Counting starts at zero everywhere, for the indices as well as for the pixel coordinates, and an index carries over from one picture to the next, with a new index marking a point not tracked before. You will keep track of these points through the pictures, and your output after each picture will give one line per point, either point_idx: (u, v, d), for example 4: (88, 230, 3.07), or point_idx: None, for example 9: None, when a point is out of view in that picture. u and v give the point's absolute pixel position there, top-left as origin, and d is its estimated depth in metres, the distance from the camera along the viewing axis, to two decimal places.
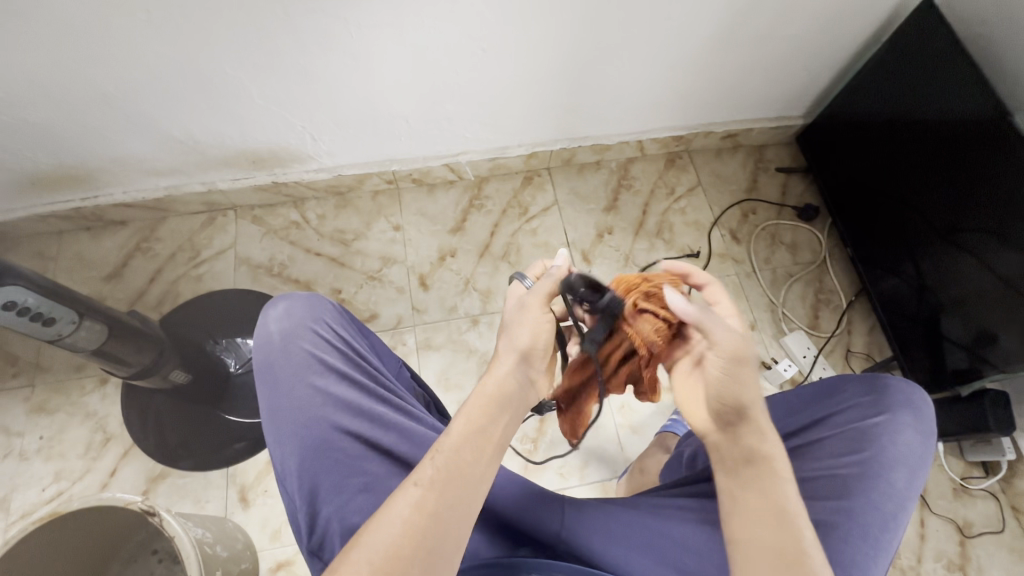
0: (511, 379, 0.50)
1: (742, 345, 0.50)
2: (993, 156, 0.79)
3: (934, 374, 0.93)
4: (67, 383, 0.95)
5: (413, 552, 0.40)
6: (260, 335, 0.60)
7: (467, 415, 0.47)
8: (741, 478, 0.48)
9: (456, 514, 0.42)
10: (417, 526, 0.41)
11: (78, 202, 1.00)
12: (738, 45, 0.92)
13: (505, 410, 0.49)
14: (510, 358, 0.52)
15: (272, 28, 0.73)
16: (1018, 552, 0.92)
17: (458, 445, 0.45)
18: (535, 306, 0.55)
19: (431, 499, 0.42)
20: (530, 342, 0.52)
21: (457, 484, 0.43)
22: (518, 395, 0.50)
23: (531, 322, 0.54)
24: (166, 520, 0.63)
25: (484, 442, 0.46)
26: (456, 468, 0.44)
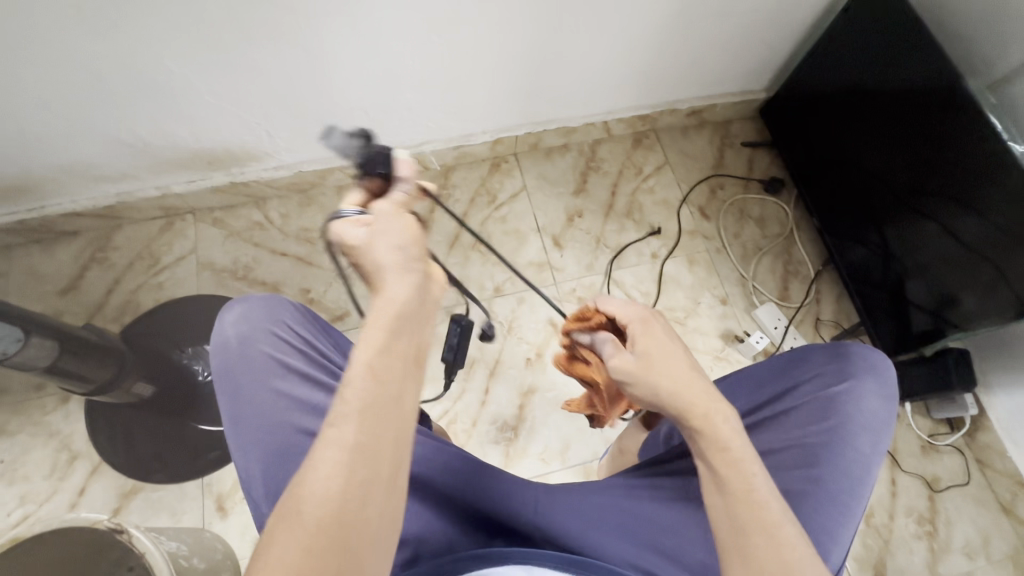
0: (409, 291, 0.43)
1: (622, 364, 0.53)
2: (951, 125, 0.80)
3: (898, 337, 0.96)
4: (26, 403, 0.91)
5: (352, 496, 0.36)
6: (216, 340, 0.58)
7: (369, 339, 0.40)
8: (706, 460, 0.47)
9: (389, 445, 0.38)
10: (348, 470, 0.37)
11: (23, 214, 0.96)
12: (696, 20, 0.91)
13: (410, 323, 0.43)
14: (397, 268, 0.44)
15: (213, 20, 0.70)
16: (983, 503, 0.96)
17: (368, 373, 0.39)
18: (387, 214, 0.47)
19: (354, 437, 0.37)
20: (399, 250, 0.44)
21: (380, 414, 0.39)
22: (420, 299, 0.44)
23: (394, 226, 0.46)
24: (135, 537, 0.62)
25: (396, 359, 0.41)
26: (374, 401, 0.39)
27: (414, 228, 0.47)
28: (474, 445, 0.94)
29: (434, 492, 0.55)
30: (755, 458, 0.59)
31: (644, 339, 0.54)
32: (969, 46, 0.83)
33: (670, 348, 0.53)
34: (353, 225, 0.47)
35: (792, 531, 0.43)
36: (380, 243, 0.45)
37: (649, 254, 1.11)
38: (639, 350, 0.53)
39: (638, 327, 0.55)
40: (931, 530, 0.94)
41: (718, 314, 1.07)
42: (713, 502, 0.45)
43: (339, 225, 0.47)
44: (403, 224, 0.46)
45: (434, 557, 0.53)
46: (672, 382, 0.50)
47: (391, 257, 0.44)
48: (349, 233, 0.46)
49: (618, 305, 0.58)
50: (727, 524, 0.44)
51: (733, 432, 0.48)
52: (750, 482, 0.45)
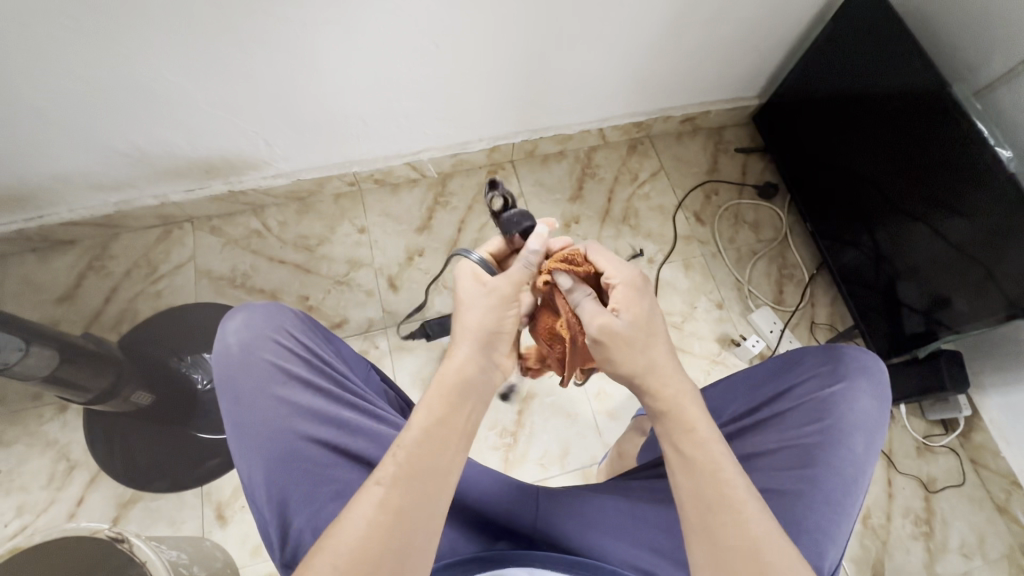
0: (475, 365, 0.49)
1: (610, 325, 0.52)
2: (938, 130, 0.82)
3: (892, 340, 0.97)
4: (23, 413, 0.91)
5: (379, 553, 0.40)
6: (217, 348, 0.59)
7: (427, 407, 0.46)
8: (672, 441, 0.49)
9: (424, 511, 0.42)
10: (382, 527, 0.41)
11: (21, 223, 0.96)
12: (689, 29, 0.93)
13: (469, 396, 0.48)
14: (472, 341, 0.51)
15: (213, 32, 0.71)
16: (978, 503, 0.97)
17: (420, 439, 0.45)
18: (506, 292, 0.53)
19: (396, 497, 0.42)
20: (488, 324, 0.51)
21: (421, 481, 0.43)
22: (484, 375, 0.50)
23: (498, 303, 0.53)
24: (136, 546, 0.61)
25: (447, 430, 0.46)
26: (420, 465, 0.44)
27: (510, 312, 0.53)
28: (473, 451, 0.95)
29: None
30: (751, 460, 0.60)
31: (630, 306, 0.54)
32: (955, 53, 0.85)
33: (655, 319, 0.54)
34: (474, 282, 0.54)
35: (754, 509, 0.45)
36: (481, 313, 0.52)
37: (644, 259, 1.12)
38: (627, 316, 0.53)
39: (624, 291, 0.54)
40: (928, 531, 0.94)
41: (714, 318, 1.08)
42: (678, 482, 0.47)
43: (465, 265, 0.56)
44: (497, 299, 0.53)
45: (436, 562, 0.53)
46: (649, 357, 0.51)
47: (479, 330, 0.51)
48: (465, 287, 0.54)
49: (610, 262, 0.57)
50: (695, 504, 0.45)
51: (699, 415, 0.50)
52: (716, 462, 0.47)
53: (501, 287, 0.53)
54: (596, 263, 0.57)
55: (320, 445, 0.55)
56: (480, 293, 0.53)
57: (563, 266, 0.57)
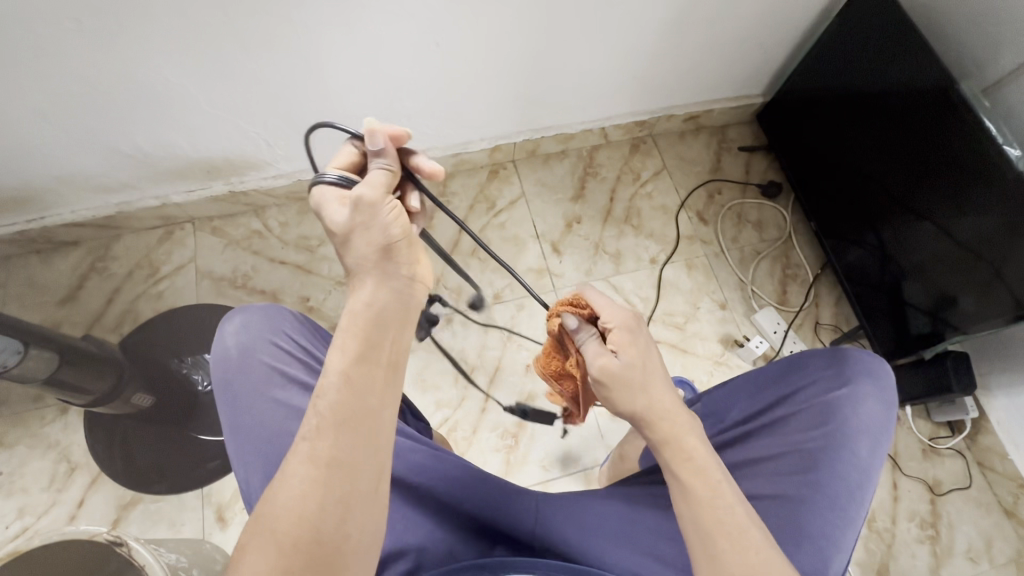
0: (384, 293, 0.45)
1: (608, 365, 0.52)
2: (944, 127, 0.81)
3: (897, 339, 0.96)
4: (25, 414, 0.91)
5: (320, 506, 0.39)
6: (217, 351, 0.58)
7: (341, 348, 0.43)
8: (673, 469, 0.48)
9: (359, 456, 0.41)
10: (316, 481, 0.40)
11: (24, 225, 0.96)
12: (692, 27, 0.92)
13: (386, 326, 0.45)
14: (371, 273, 0.46)
15: (215, 35, 0.71)
16: (985, 506, 0.96)
17: (340, 384, 0.42)
18: (375, 201, 0.46)
19: (325, 447, 0.41)
20: (382, 244, 0.46)
21: (350, 425, 0.41)
22: (395, 298, 0.46)
23: (380, 219, 0.46)
24: (136, 550, 0.61)
25: (370, 371, 0.43)
26: (342, 412, 0.42)
27: (393, 221, 0.46)
28: (475, 453, 0.94)
29: (436, 502, 0.55)
30: (754, 465, 0.59)
31: (628, 347, 0.53)
32: (961, 51, 0.84)
33: (655, 360, 0.53)
34: (336, 206, 0.47)
35: (754, 533, 0.44)
36: (364, 239, 0.45)
37: (647, 260, 1.11)
38: (626, 355, 0.52)
39: (623, 334, 0.54)
40: (934, 534, 0.93)
41: (717, 318, 1.07)
42: (680, 511, 0.46)
43: (321, 190, 0.48)
44: (377, 214, 0.46)
45: (437, 567, 0.52)
46: (649, 399, 0.51)
47: (369, 255, 0.46)
48: (331, 213, 0.47)
49: (604, 304, 0.57)
50: (695, 531, 0.45)
51: (698, 442, 0.49)
52: (714, 488, 0.46)
53: (363, 195, 0.46)
54: (592, 303, 0.58)
55: None
56: (348, 216, 0.46)
57: (569, 308, 0.60)
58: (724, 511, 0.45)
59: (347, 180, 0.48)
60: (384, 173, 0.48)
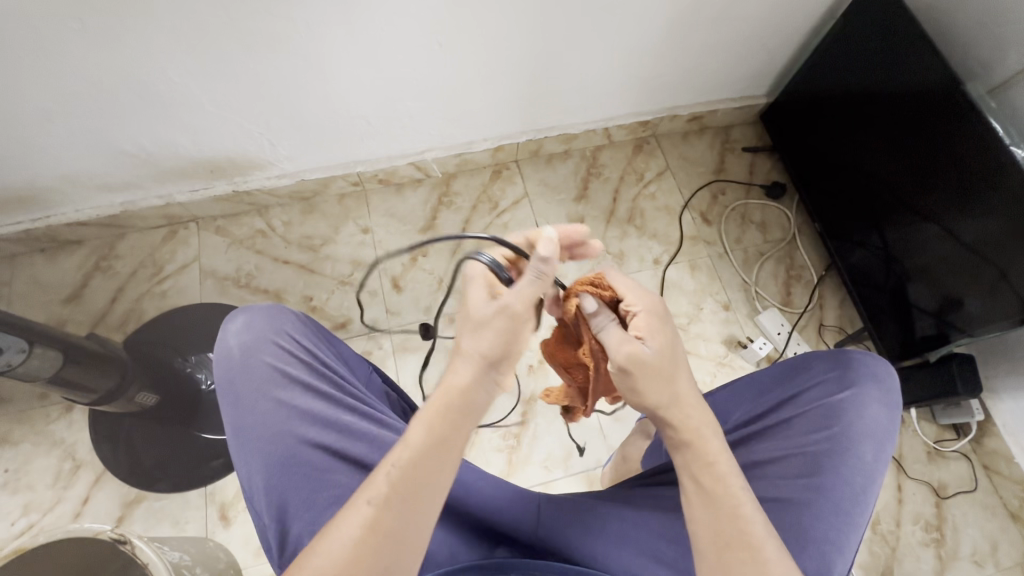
0: (473, 385, 0.46)
1: (637, 353, 0.51)
2: (950, 128, 0.80)
3: (903, 341, 0.95)
4: (30, 412, 0.91)
5: (365, 572, 0.40)
6: (219, 350, 0.58)
7: (424, 423, 0.45)
8: (691, 473, 0.48)
9: (411, 530, 0.42)
10: (365, 545, 0.41)
11: (29, 224, 0.96)
12: (695, 27, 0.92)
13: (464, 412, 0.46)
14: (473, 366, 0.47)
15: (218, 34, 0.71)
16: (991, 509, 0.95)
17: (413, 460, 0.43)
18: (522, 312, 0.48)
19: (386, 516, 0.42)
20: (498, 350, 0.47)
21: (411, 499, 0.42)
22: (480, 394, 0.47)
23: (513, 331, 0.48)
24: (139, 548, 0.61)
25: (443, 454, 0.44)
26: (409, 485, 0.43)
27: (523, 334, 0.48)
28: (477, 453, 0.94)
29: (437, 503, 0.55)
30: (758, 468, 0.59)
31: (654, 335, 0.52)
32: (968, 51, 0.83)
33: (680, 350, 0.53)
34: (484, 292, 0.50)
35: (770, 547, 0.45)
36: (491, 340, 0.47)
37: (650, 260, 1.11)
38: (654, 344, 0.52)
39: (649, 319, 0.53)
40: (939, 538, 0.93)
41: (721, 319, 1.07)
42: (695, 515, 0.47)
43: (476, 268, 0.51)
44: (498, 323, 0.47)
45: (438, 568, 0.52)
46: (675, 394, 0.50)
47: (483, 355, 0.47)
48: (474, 300, 0.49)
49: (628, 287, 0.55)
50: (711, 538, 0.45)
51: (718, 446, 0.50)
52: (736, 498, 0.47)
53: (514, 303, 0.48)
54: (613, 287, 0.57)
55: (320, 449, 0.55)
56: (490, 312, 0.47)
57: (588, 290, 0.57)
58: (743, 520, 0.46)
59: (500, 269, 0.52)
60: (536, 277, 0.48)
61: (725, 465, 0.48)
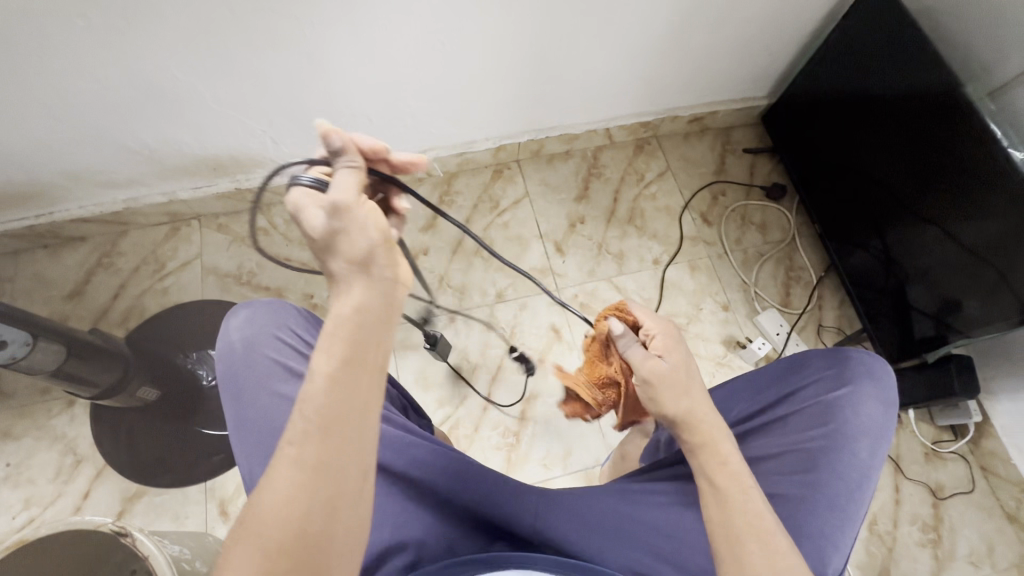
0: (367, 293, 0.42)
1: (656, 369, 0.54)
2: (950, 130, 0.81)
3: (902, 343, 0.96)
4: (32, 407, 0.92)
5: (306, 508, 0.38)
6: (221, 344, 0.59)
7: (327, 350, 0.41)
8: (706, 471, 0.49)
9: (346, 457, 0.39)
10: (302, 485, 0.38)
11: (32, 220, 0.97)
12: (696, 28, 0.92)
13: (372, 325, 0.42)
14: (355, 275, 0.42)
15: (222, 31, 0.71)
16: (988, 510, 0.95)
17: (326, 388, 0.40)
18: (354, 205, 0.42)
19: (312, 451, 0.39)
20: (365, 249, 0.42)
21: (337, 427, 0.39)
22: (377, 303, 0.42)
23: (364, 225, 0.42)
24: (140, 540, 0.62)
25: (355, 371, 0.41)
26: (329, 416, 0.39)
27: (380, 229, 0.43)
28: (476, 451, 0.94)
29: (437, 498, 0.56)
30: (755, 464, 0.59)
31: (671, 353, 0.56)
32: (968, 54, 0.84)
33: (696, 368, 0.56)
34: (312, 209, 0.43)
35: (783, 541, 0.45)
36: (353, 241, 0.42)
37: (650, 260, 1.11)
38: (672, 360, 0.55)
39: (665, 339, 0.57)
40: (936, 538, 0.93)
41: (720, 320, 1.07)
42: (709, 512, 0.47)
43: (297, 193, 0.44)
44: (360, 224, 0.42)
45: (436, 561, 0.53)
46: (691, 402, 0.52)
47: (349, 260, 0.42)
48: (308, 217, 0.43)
49: (648, 314, 0.60)
50: (723, 531, 0.45)
51: (732, 448, 0.50)
52: (748, 492, 0.47)
53: (341, 198, 0.42)
54: (633, 313, 0.62)
55: None
56: (326, 219, 0.42)
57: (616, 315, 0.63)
58: (755, 514, 0.46)
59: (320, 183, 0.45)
60: (349, 166, 0.44)
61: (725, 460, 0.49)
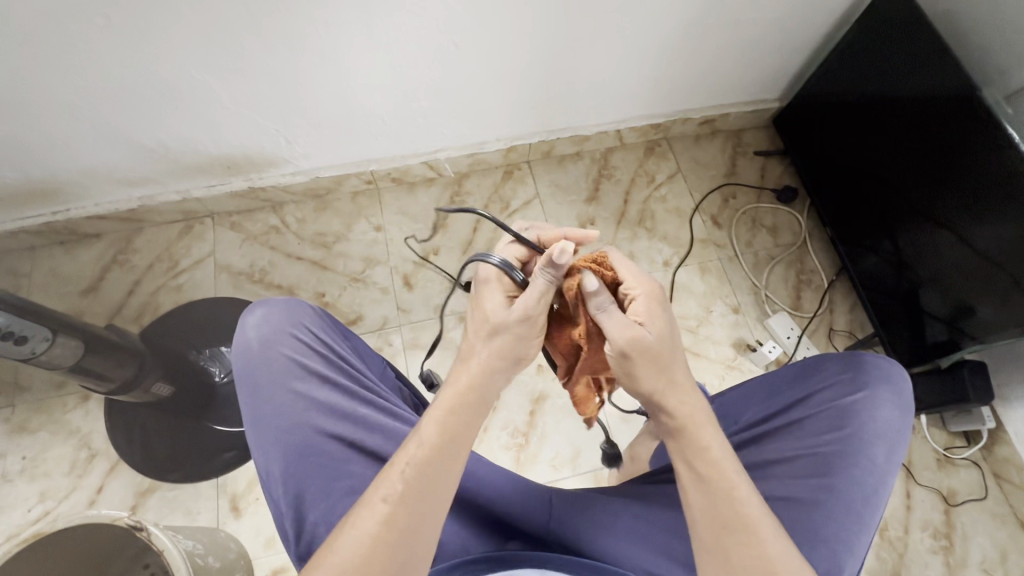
0: (486, 379, 0.50)
1: (639, 338, 0.51)
2: (966, 133, 0.80)
3: (914, 347, 0.95)
4: (48, 401, 0.93)
5: (381, 565, 0.41)
6: (239, 341, 0.59)
7: (436, 422, 0.47)
8: (687, 459, 0.48)
9: (424, 525, 0.43)
10: (383, 540, 0.42)
11: (49, 217, 0.98)
12: (709, 29, 0.92)
13: (476, 410, 0.49)
14: (489, 365, 0.50)
15: (238, 31, 0.72)
16: (1001, 518, 0.94)
17: (427, 457, 0.45)
18: (534, 313, 0.51)
19: (402, 510, 0.43)
20: (515, 350, 0.52)
21: (425, 494, 0.44)
22: (489, 391, 0.50)
23: (528, 334, 0.52)
24: (154, 534, 0.62)
25: (454, 447, 0.46)
26: (424, 481, 0.44)
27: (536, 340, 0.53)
28: (485, 450, 0.95)
29: (451, 496, 0.56)
30: (769, 468, 0.59)
31: (653, 318, 0.53)
32: (986, 57, 0.83)
33: (677, 338, 0.53)
34: (499, 297, 0.53)
35: (767, 527, 0.45)
36: (506, 343, 0.51)
37: (660, 262, 1.11)
38: (654, 328, 0.52)
39: (647, 304, 0.53)
40: (948, 545, 0.92)
41: (730, 322, 1.07)
42: (691, 500, 0.47)
43: (488, 271, 0.54)
44: (523, 331, 0.51)
45: (449, 559, 0.53)
46: (671, 381, 0.51)
47: (502, 353, 0.51)
48: (492, 302, 0.52)
49: (630, 271, 0.55)
50: (709, 520, 0.46)
51: (714, 432, 0.50)
52: (731, 481, 0.47)
53: (530, 308, 0.51)
54: (612, 267, 0.55)
55: (336, 440, 0.56)
56: (505, 314, 0.51)
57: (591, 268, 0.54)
58: (741, 503, 0.46)
59: (511, 271, 0.54)
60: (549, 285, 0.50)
61: (720, 452, 0.48)
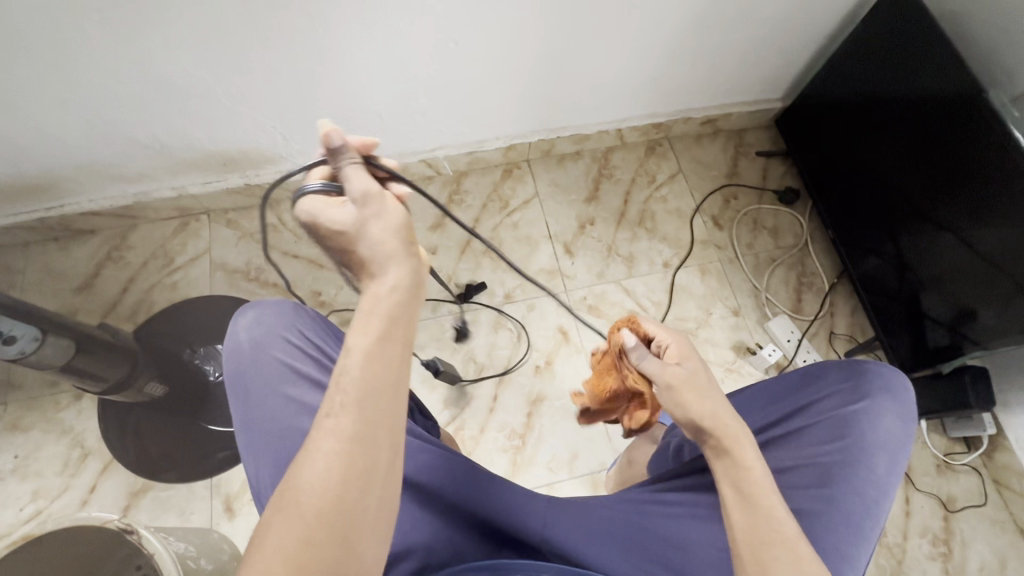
0: (396, 276, 0.43)
1: (675, 374, 0.54)
2: (970, 136, 0.79)
3: (915, 352, 0.94)
4: (41, 399, 0.92)
5: (346, 482, 0.37)
6: (229, 344, 0.58)
7: (364, 325, 0.41)
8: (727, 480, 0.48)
9: (382, 431, 0.39)
10: (341, 457, 0.37)
11: (42, 213, 0.97)
12: (712, 28, 0.90)
13: (406, 304, 0.43)
14: (377, 259, 0.43)
15: (235, 27, 0.71)
16: (1000, 524, 0.94)
17: (363, 363, 0.40)
18: (374, 192, 0.43)
19: (351, 423, 0.38)
20: (391, 232, 0.43)
21: (374, 400, 0.39)
22: (411, 286, 0.44)
23: (387, 206, 0.44)
24: (145, 538, 0.61)
25: (391, 345, 0.41)
26: (368, 389, 0.39)
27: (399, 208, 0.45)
28: (481, 453, 0.94)
29: (445, 503, 0.55)
30: None
31: (686, 360, 0.57)
32: (994, 59, 0.82)
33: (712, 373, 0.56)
34: (336, 208, 0.43)
35: (807, 549, 0.43)
36: (375, 227, 0.43)
37: (660, 264, 1.10)
38: (690, 366, 0.56)
39: (680, 349, 0.58)
40: (946, 552, 0.92)
41: (730, 325, 1.06)
42: (732, 521, 0.46)
43: (308, 203, 0.44)
44: (383, 206, 0.44)
45: (442, 568, 0.52)
46: (710, 407, 0.51)
47: (385, 242, 0.43)
48: (332, 217, 0.43)
49: (658, 328, 0.62)
50: (750, 541, 0.44)
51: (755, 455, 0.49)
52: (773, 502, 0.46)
53: (364, 189, 0.43)
54: (643, 327, 0.63)
55: None
56: (355, 212, 0.43)
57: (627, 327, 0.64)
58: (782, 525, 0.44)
59: (331, 186, 0.45)
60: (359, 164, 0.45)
61: (762, 473, 0.48)
